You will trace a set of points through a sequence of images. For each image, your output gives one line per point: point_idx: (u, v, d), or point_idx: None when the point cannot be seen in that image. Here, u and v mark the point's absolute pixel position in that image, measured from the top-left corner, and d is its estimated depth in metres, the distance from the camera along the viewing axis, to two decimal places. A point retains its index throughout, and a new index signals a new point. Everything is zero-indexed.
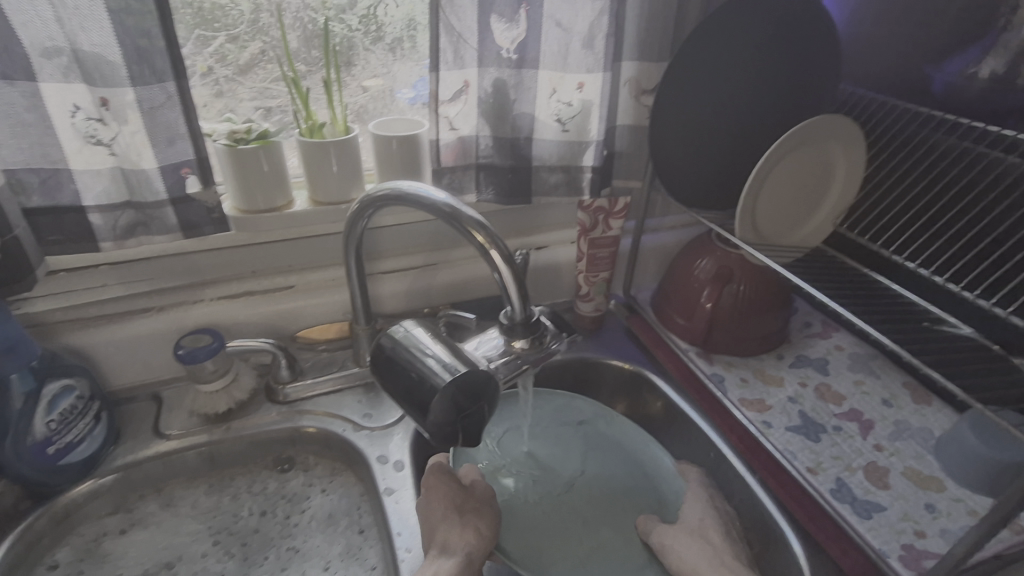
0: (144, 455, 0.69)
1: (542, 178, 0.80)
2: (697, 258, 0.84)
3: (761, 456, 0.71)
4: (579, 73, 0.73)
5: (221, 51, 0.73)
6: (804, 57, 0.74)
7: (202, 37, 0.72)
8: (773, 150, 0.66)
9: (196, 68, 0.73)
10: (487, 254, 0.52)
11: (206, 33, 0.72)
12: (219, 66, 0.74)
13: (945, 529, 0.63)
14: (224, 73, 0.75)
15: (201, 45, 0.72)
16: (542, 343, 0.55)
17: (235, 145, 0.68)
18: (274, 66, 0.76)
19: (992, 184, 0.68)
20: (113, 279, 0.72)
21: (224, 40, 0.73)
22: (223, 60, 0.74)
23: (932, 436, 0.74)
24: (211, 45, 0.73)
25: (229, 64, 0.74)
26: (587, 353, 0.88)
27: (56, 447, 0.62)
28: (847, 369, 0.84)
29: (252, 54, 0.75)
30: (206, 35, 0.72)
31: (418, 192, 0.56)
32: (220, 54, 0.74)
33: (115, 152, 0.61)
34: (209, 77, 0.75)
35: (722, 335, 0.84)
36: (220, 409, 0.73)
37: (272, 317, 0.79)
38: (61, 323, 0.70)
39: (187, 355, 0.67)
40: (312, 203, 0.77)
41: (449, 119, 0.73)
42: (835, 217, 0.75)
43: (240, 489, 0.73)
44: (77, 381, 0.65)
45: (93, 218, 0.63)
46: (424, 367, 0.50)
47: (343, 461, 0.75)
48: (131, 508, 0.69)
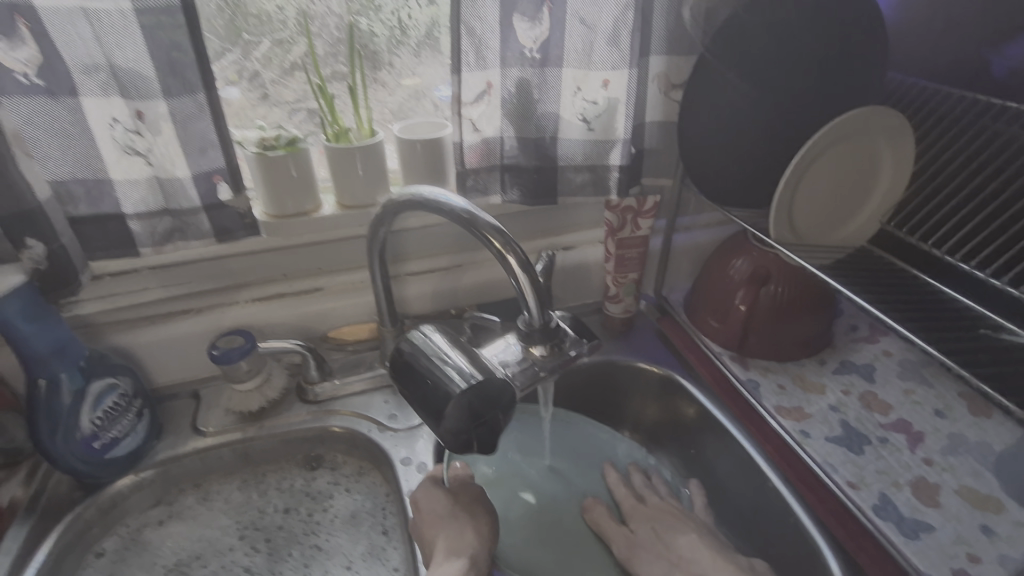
0: (182, 451, 0.72)
1: (568, 178, 0.79)
2: (731, 259, 0.81)
3: (798, 468, 0.67)
4: (604, 70, 0.71)
5: (268, 54, 0.76)
6: (850, 44, 0.69)
7: (249, 42, 0.75)
8: (815, 142, 0.62)
9: (245, 72, 0.76)
10: (503, 260, 0.52)
11: (251, 37, 0.74)
12: (266, 69, 0.77)
13: (1003, 554, 0.58)
14: (269, 75, 0.77)
15: (248, 50, 0.75)
16: (561, 349, 0.54)
17: (264, 152, 0.70)
18: (301, 73, 0.78)
19: None
20: (154, 282, 0.75)
21: (269, 44, 0.75)
22: (269, 64, 0.76)
23: (992, 451, 0.68)
24: (258, 50, 0.75)
25: (275, 67, 0.77)
26: (614, 355, 0.86)
27: (102, 441, 0.66)
28: (896, 377, 0.79)
29: (296, 57, 0.77)
30: (252, 41, 0.75)
31: (438, 199, 0.56)
32: (267, 58, 0.76)
33: (151, 162, 0.64)
34: (255, 81, 0.77)
35: (757, 339, 0.81)
36: (254, 408, 0.75)
37: (302, 319, 0.81)
38: (108, 325, 0.74)
39: (221, 356, 0.69)
40: (339, 207, 0.78)
41: (472, 121, 0.73)
42: (881, 214, 0.70)
43: (270, 485, 0.75)
44: (120, 380, 0.68)
45: (133, 226, 0.66)
46: (442, 374, 0.50)
47: (370, 460, 0.76)
48: (170, 501, 0.73)
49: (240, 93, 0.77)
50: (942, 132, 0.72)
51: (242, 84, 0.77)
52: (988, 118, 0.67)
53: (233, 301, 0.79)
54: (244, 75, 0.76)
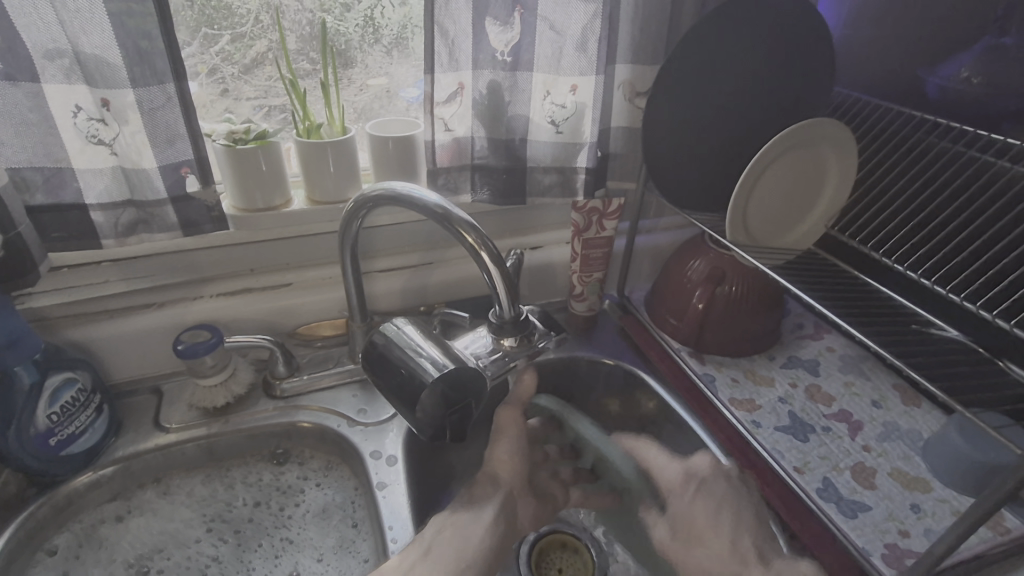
0: (143, 446, 0.71)
1: (537, 179, 0.82)
2: (691, 259, 0.85)
3: (749, 456, 0.72)
4: (573, 76, 0.74)
5: (229, 48, 0.75)
6: (800, 60, 0.74)
7: (208, 36, 0.73)
8: (765, 151, 0.66)
9: (202, 67, 0.75)
10: (477, 256, 0.53)
11: (210, 31, 0.73)
12: (225, 64, 0.76)
13: (928, 529, 0.63)
14: (229, 71, 0.76)
15: (207, 43, 0.74)
16: (530, 341, 0.56)
17: (234, 145, 0.69)
18: (270, 67, 0.78)
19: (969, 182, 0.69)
20: (117, 275, 0.74)
21: (229, 39, 0.74)
22: (229, 59, 0.76)
23: (920, 437, 0.74)
24: (218, 44, 0.74)
25: (237, 61, 0.76)
26: (579, 352, 0.89)
27: (58, 438, 0.64)
28: (838, 370, 0.85)
29: (257, 53, 0.76)
30: (213, 34, 0.73)
31: (411, 193, 0.57)
32: (226, 53, 0.75)
33: (116, 152, 0.63)
34: (213, 76, 0.76)
35: (713, 336, 0.86)
36: (219, 403, 0.74)
37: (270, 314, 0.80)
38: (63, 318, 0.71)
39: (187, 350, 0.69)
40: (309, 202, 0.78)
41: (444, 121, 0.75)
42: (826, 219, 0.75)
43: (236, 479, 0.74)
44: (79, 374, 0.66)
45: (95, 217, 0.65)
46: (416, 365, 0.51)
47: (338, 454, 0.76)
48: (129, 495, 0.71)
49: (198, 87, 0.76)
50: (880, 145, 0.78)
51: (199, 79, 0.76)
52: (920, 131, 0.73)
53: (198, 296, 0.77)
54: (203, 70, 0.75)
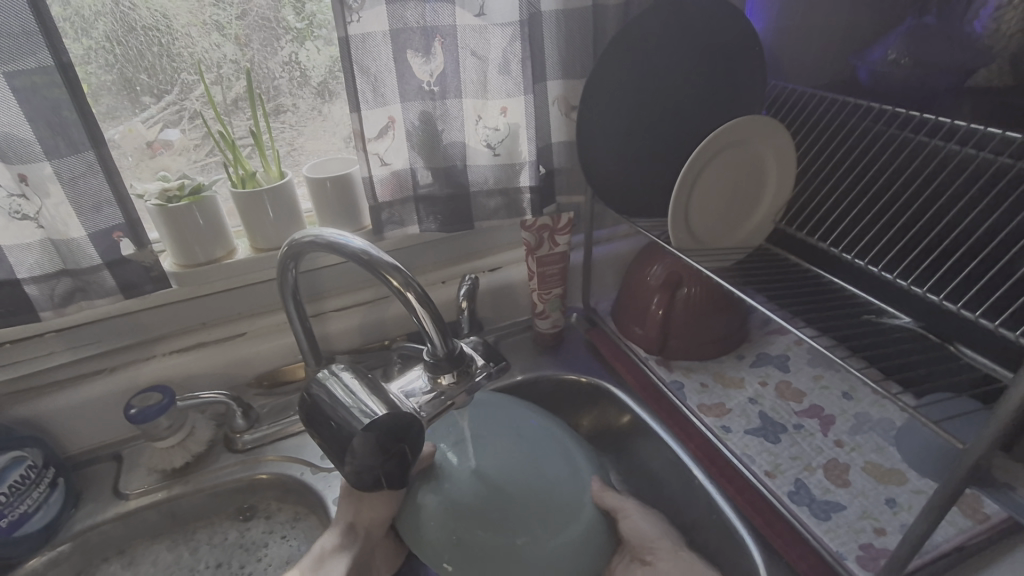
0: (102, 517, 0.70)
1: (481, 204, 0.81)
2: (648, 266, 0.84)
3: (720, 463, 0.70)
4: (501, 98, 0.74)
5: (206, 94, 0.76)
6: (729, 60, 0.74)
7: (187, 82, 0.75)
8: (697, 154, 0.65)
9: (186, 112, 0.76)
10: (403, 297, 0.53)
11: (189, 77, 0.75)
12: (206, 107, 0.77)
13: (904, 524, 0.62)
14: (209, 114, 0.77)
15: (186, 89, 0.75)
16: (468, 374, 0.55)
17: (166, 203, 0.69)
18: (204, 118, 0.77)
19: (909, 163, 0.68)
20: (61, 345, 0.73)
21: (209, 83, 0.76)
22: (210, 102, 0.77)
23: (892, 426, 0.73)
24: (196, 90, 0.76)
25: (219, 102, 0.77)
26: (545, 370, 0.88)
27: (9, 519, 0.62)
28: (806, 364, 0.83)
29: (238, 93, 0.77)
30: (190, 81, 0.75)
31: (339, 241, 0.55)
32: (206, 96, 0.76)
33: (43, 225, 0.62)
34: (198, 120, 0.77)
35: (678, 342, 0.84)
36: (177, 464, 0.73)
37: (225, 368, 0.79)
38: (10, 396, 0.70)
39: (137, 415, 0.67)
40: (253, 250, 0.78)
41: (379, 155, 0.74)
42: (771, 214, 0.74)
43: (201, 541, 0.74)
44: (27, 452, 0.65)
45: (30, 290, 0.64)
46: (347, 413, 0.50)
47: (305, 505, 0.75)
48: (93, 570, 0.70)
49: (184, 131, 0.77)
50: (816, 135, 0.77)
51: (181, 124, 0.77)
52: (854, 117, 0.72)
53: (150, 356, 0.76)
54: (142, 122, 0.75)
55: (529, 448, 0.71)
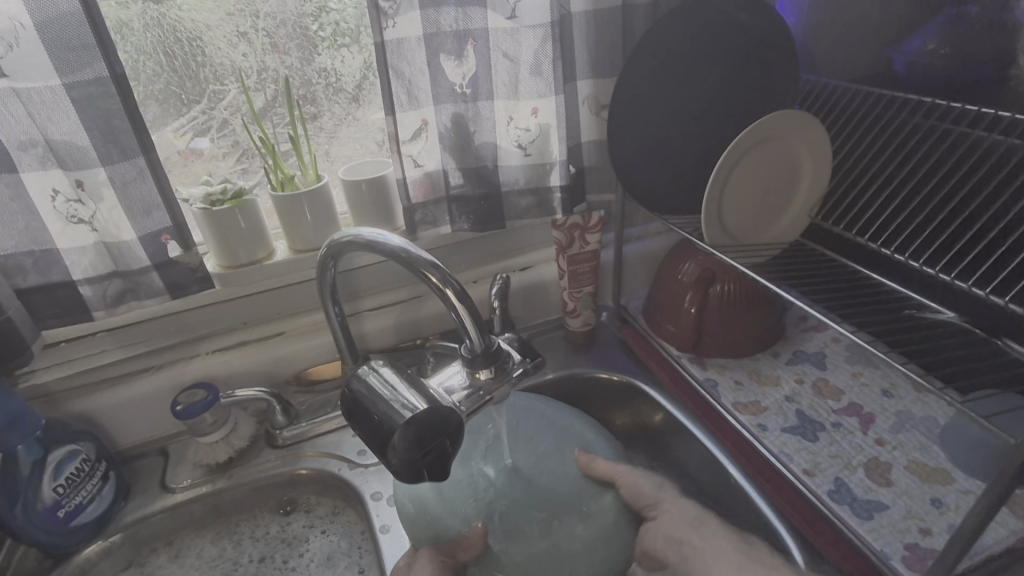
0: (151, 510, 0.72)
1: (513, 203, 0.82)
2: (680, 263, 0.84)
3: (756, 461, 0.70)
4: (533, 99, 0.75)
5: (235, 103, 0.78)
6: (763, 54, 0.73)
7: (217, 91, 0.77)
8: (731, 150, 0.65)
9: (212, 121, 0.79)
10: (442, 294, 0.53)
11: (217, 88, 0.77)
12: (234, 117, 0.79)
13: (951, 524, 0.60)
14: (238, 122, 0.80)
15: (216, 99, 0.78)
16: (505, 371, 0.56)
17: (210, 207, 0.71)
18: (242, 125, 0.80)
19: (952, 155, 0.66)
20: (110, 343, 0.77)
21: (234, 93, 0.78)
22: (238, 112, 0.79)
23: (937, 424, 0.71)
24: (226, 99, 0.78)
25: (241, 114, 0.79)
26: (578, 369, 0.88)
27: (66, 509, 0.65)
28: (844, 362, 0.82)
29: (266, 101, 0.79)
30: (219, 90, 0.77)
31: (378, 239, 0.57)
32: (235, 106, 0.78)
33: (96, 228, 0.65)
34: (226, 129, 0.80)
35: (712, 339, 0.84)
36: (221, 459, 0.75)
37: (265, 366, 0.81)
38: (62, 393, 0.73)
39: (183, 411, 0.70)
40: (292, 251, 0.80)
41: (413, 157, 0.75)
42: (807, 209, 0.74)
43: (244, 535, 0.76)
44: (82, 446, 0.69)
45: (84, 291, 0.67)
46: (389, 408, 0.51)
47: (343, 500, 0.77)
48: (142, 562, 0.73)
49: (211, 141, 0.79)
50: (852, 129, 0.76)
51: (209, 134, 0.79)
52: (892, 110, 0.71)
53: (194, 354, 0.79)
54: (188, 130, 0.78)
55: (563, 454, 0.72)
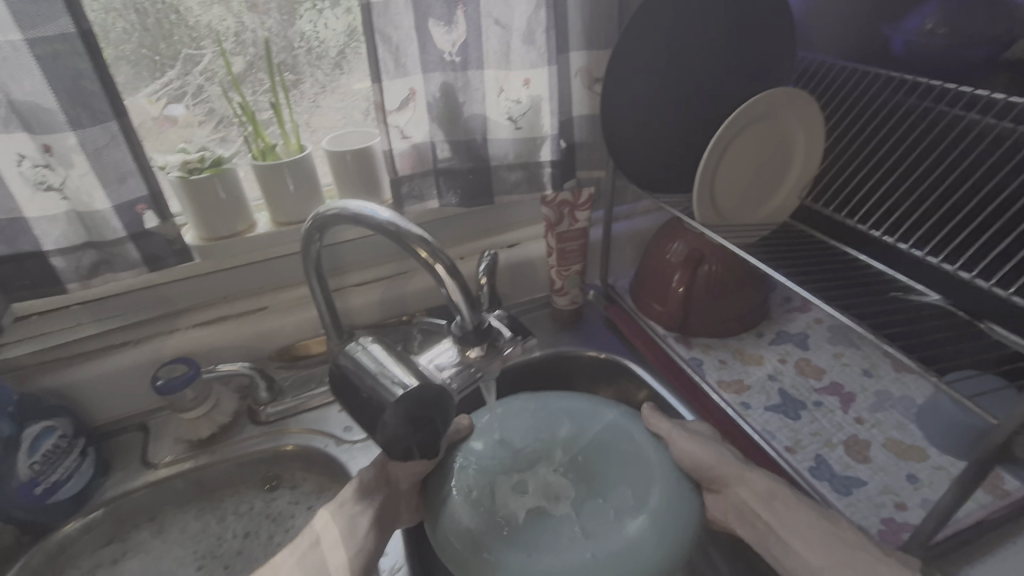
0: (132, 486, 0.71)
1: (502, 177, 0.80)
2: (669, 242, 0.83)
3: (739, 438, 0.71)
4: (525, 69, 0.73)
5: (211, 68, 0.75)
6: (759, 30, 0.72)
7: (191, 56, 0.74)
8: (726, 127, 0.64)
9: (187, 87, 0.75)
10: (431, 269, 0.52)
11: (192, 52, 0.73)
12: (210, 83, 0.76)
13: (925, 499, 0.62)
14: (213, 90, 0.76)
15: (190, 64, 0.74)
16: (495, 348, 0.56)
17: (188, 175, 0.69)
18: (219, 92, 0.77)
19: (943, 137, 0.67)
20: (86, 317, 0.74)
21: (211, 58, 0.74)
22: (212, 78, 0.76)
23: (914, 403, 0.73)
24: (200, 65, 0.74)
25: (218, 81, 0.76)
26: (565, 347, 0.87)
27: (44, 486, 0.64)
28: (827, 342, 0.83)
29: (241, 68, 0.76)
30: (194, 55, 0.74)
31: (365, 212, 0.55)
32: (210, 72, 0.75)
33: (67, 196, 0.62)
34: (200, 96, 0.76)
35: (698, 318, 0.84)
36: (203, 435, 0.74)
37: (248, 340, 0.80)
38: (35, 368, 0.71)
39: (164, 386, 0.68)
40: (274, 224, 0.78)
41: (400, 128, 0.73)
42: (798, 189, 0.73)
43: (228, 510, 0.75)
44: (57, 422, 0.67)
45: (56, 262, 0.64)
46: (380, 384, 0.50)
47: (328, 477, 0.76)
48: (124, 537, 0.72)
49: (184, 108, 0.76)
50: (847, 108, 0.76)
51: (183, 100, 0.76)
52: (886, 90, 0.71)
53: (173, 329, 0.77)
54: (167, 94, 0.75)
55: (608, 453, 0.63)
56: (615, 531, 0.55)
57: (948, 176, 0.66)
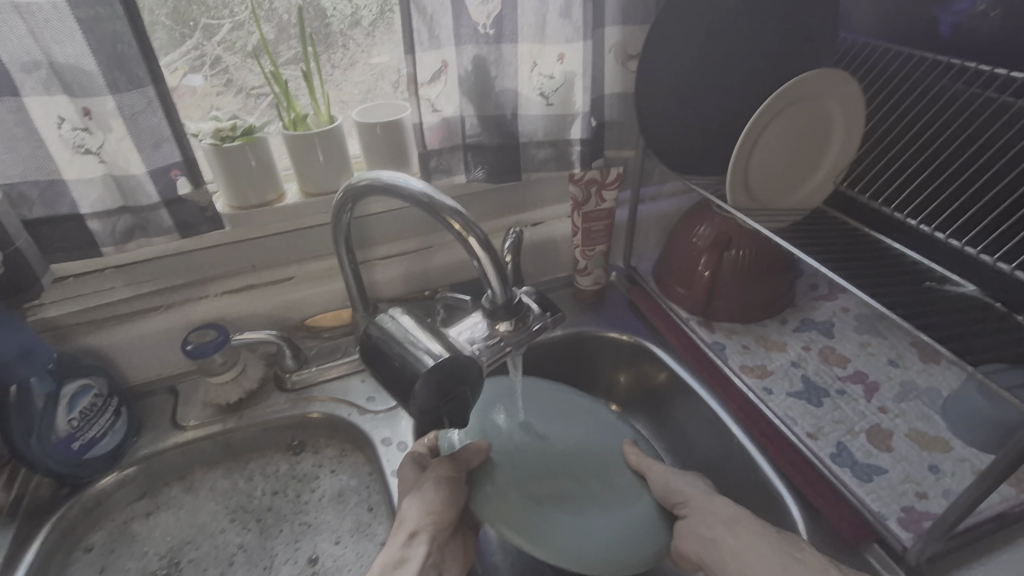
0: (163, 446, 0.73)
1: (531, 154, 0.79)
2: (696, 226, 0.82)
3: (760, 422, 0.71)
4: (559, 43, 0.71)
5: (231, 38, 0.75)
6: (801, 9, 0.70)
7: (208, 27, 0.73)
8: (764, 108, 0.63)
9: (205, 58, 0.75)
10: (464, 241, 0.52)
11: (212, 21, 0.73)
12: (227, 53, 0.76)
13: (948, 489, 0.62)
14: (232, 61, 0.76)
15: (208, 34, 0.74)
16: (525, 324, 0.57)
17: (221, 143, 0.69)
18: (240, 62, 0.77)
19: (989, 126, 0.66)
20: (120, 282, 0.74)
21: (229, 28, 0.74)
22: (231, 48, 0.76)
23: (940, 395, 0.72)
24: (219, 34, 0.74)
25: (238, 50, 0.76)
26: (586, 327, 0.88)
27: (81, 442, 0.66)
28: (853, 331, 0.83)
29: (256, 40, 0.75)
30: (213, 24, 0.73)
31: (397, 183, 0.55)
32: (228, 42, 0.75)
33: (105, 160, 0.63)
34: (218, 67, 0.76)
35: (723, 303, 0.84)
36: (232, 400, 0.76)
37: (275, 309, 0.82)
38: (74, 326, 0.73)
39: (195, 351, 0.70)
40: (302, 194, 0.78)
41: (431, 102, 0.72)
42: (833, 175, 0.72)
43: (255, 472, 0.77)
44: (94, 380, 0.69)
45: (92, 225, 0.66)
46: (411, 355, 0.51)
47: (351, 443, 0.78)
48: (155, 493, 0.74)
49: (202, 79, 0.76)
50: (890, 92, 0.74)
51: (202, 71, 0.76)
52: (932, 75, 0.69)
53: (203, 296, 0.78)
54: (204, 62, 0.75)
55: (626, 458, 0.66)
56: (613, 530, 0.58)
57: (991, 166, 0.65)
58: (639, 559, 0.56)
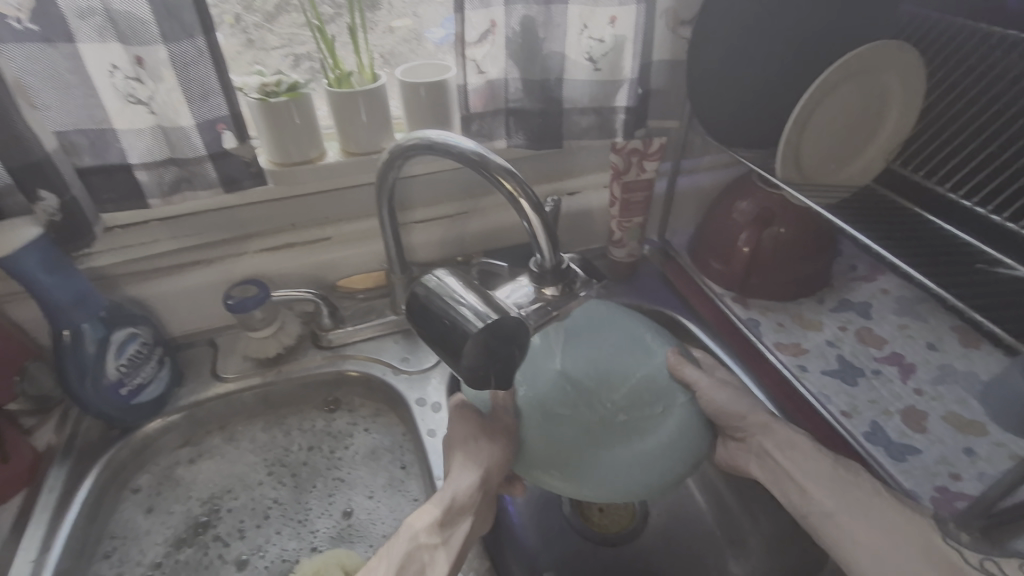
0: (206, 395, 0.75)
1: (574, 121, 0.78)
2: (736, 200, 0.81)
3: (794, 399, 0.71)
4: (612, 6, 0.69)
5: None
6: None
7: None
8: (822, 80, 0.61)
9: (225, 15, 0.74)
10: (516, 203, 0.53)
11: None
12: (247, 12, 0.75)
13: (982, 472, 0.62)
14: (252, 20, 0.76)
15: None
16: (571, 289, 0.56)
17: (266, 98, 0.68)
18: (260, 22, 0.76)
19: None
20: (166, 233, 0.75)
21: None
22: (250, 8, 0.75)
23: (978, 379, 0.72)
24: None
25: (258, 10, 0.75)
26: (620, 299, 0.88)
27: (129, 387, 0.68)
28: (891, 313, 0.82)
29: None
30: None
31: (446, 141, 0.55)
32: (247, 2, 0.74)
33: (153, 111, 0.62)
34: (237, 27, 0.76)
35: (760, 279, 0.83)
36: (271, 354, 0.77)
37: (311, 268, 0.83)
38: (122, 276, 0.75)
39: (237, 304, 0.71)
40: (345, 154, 0.77)
41: (477, 62, 0.71)
42: (885, 152, 0.71)
43: (292, 426, 0.79)
44: (141, 329, 0.70)
45: (140, 175, 0.66)
46: (459, 316, 0.50)
47: (385, 403, 0.80)
48: (198, 441, 0.76)
49: (223, 38, 0.75)
50: (950, 67, 0.71)
51: (223, 28, 0.75)
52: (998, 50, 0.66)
53: (243, 252, 0.79)
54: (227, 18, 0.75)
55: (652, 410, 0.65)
56: (635, 471, 0.61)
57: None
58: (645, 493, 0.60)
